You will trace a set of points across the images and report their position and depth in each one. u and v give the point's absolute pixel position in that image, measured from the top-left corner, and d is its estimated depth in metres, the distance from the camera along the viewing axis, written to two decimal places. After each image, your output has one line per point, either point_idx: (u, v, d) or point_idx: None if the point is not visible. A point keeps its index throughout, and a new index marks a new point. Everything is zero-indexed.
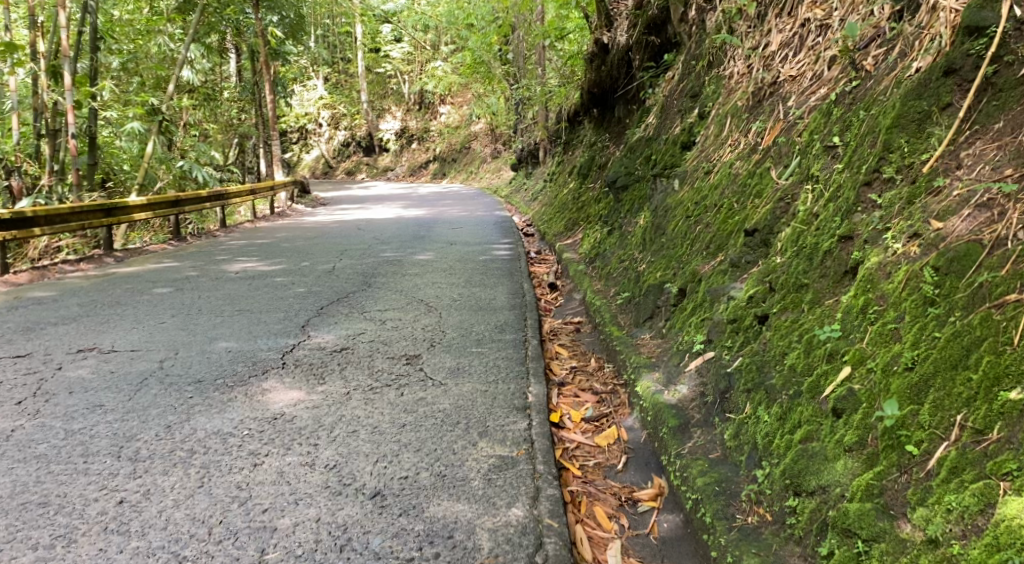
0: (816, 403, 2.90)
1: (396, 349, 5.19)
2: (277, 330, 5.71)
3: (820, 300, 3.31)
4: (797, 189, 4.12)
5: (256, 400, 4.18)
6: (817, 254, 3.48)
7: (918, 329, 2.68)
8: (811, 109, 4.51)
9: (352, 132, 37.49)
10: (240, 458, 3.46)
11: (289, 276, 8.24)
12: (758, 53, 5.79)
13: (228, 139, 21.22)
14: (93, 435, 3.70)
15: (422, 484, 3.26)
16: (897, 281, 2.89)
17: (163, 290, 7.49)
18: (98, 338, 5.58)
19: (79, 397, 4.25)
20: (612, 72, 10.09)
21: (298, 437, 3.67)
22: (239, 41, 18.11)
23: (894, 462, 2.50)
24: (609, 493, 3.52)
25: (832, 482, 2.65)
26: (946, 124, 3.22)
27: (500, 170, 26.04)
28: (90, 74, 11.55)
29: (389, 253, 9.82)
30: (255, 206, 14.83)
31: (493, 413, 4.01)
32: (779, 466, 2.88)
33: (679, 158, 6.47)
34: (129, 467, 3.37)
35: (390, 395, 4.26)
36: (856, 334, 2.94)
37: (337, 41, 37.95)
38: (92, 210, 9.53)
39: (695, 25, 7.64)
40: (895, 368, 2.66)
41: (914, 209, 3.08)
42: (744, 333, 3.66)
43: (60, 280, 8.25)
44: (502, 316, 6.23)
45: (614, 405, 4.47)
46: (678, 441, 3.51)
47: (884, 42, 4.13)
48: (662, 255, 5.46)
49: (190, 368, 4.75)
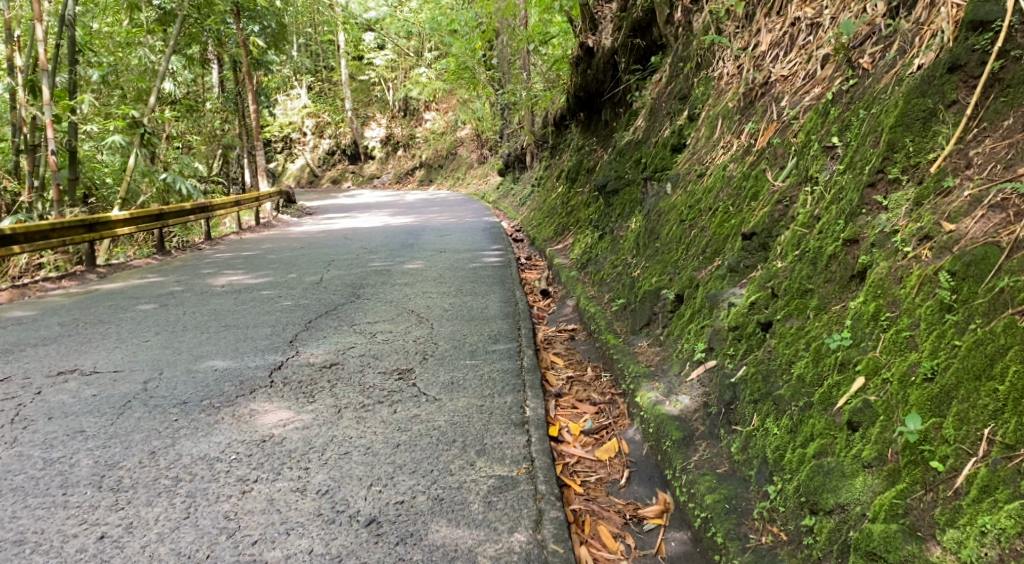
0: (829, 415, 2.79)
1: (388, 363, 5.05)
2: (264, 346, 5.56)
3: (827, 306, 3.20)
4: (794, 191, 4.02)
5: (245, 421, 4.03)
6: (821, 259, 3.37)
7: (936, 337, 2.57)
8: (806, 110, 4.41)
9: (337, 140, 37.31)
10: (228, 485, 3.31)
11: (277, 288, 8.07)
12: (748, 52, 5.69)
13: (211, 150, 21.05)
14: (73, 464, 3.54)
15: (420, 509, 3.12)
16: (909, 287, 2.79)
17: (147, 306, 7.33)
18: (79, 359, 5.42)
19: (58, 423, 4.09)
20: (598, 76, 9.99)
21: (288, 461, 3.53)
22: (220, 51, 17.91)
23: (918, 479, 2.39)
24: (613, 511, 3.39)
25: (851, 500, 2.54)
26: (953, 122, 3.12)
27: (487, 175, 25.98)
28: (69, 87, 11.30)
29: (377, 263, 9.67)
30: (239, 218, 14.59)
31: (490, 430, 3.87)
32: (792, 481, 2.77)
33: (670, 161, 6.36)
34: (111, 498, 3.22)
35: (383, 412, 4.12)
36: (868, 342, 2.83)
37: (320, 49, 37.68)
38: (73, 226, 9.32)
39: (681, 26, 7.55)
40: (914, 378, 2.56)
41: (923, 210, 2.97)
42: (747, 341, 3.55)
43: (41, 298, 8.06)
44: (495, 325, 6.10)
45: (613, 416, 4.34)
46: (683, 455, 3.39)
47: (881, 39, 4.03)
48: (656, 260, 5.34)
49: (175, 389, 4.59)
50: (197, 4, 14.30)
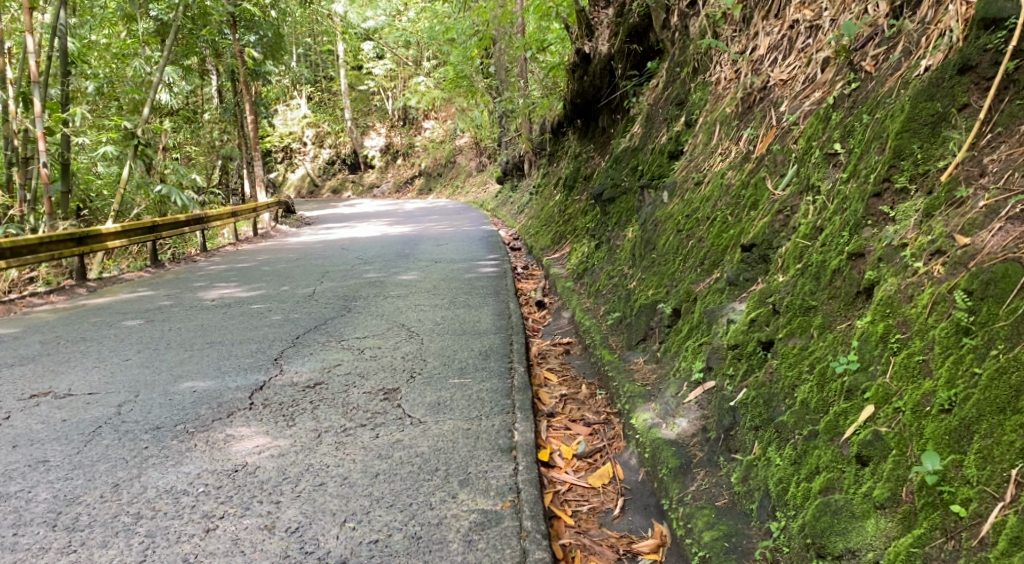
0: (836, 446, 2.59)
1: (373, 382, 4.82)
2: (247, 365, 5.35)
3: (831, 325, 2.98)
4: (795, 201, 3.80)
5: (218, 448, 3.82)
6: (824, 273, 3.15)
7: (952, 363, 2.36)
8: (806, 115, 4.20)
9: (337, 149, 37.16)
10: (192, 522, 3.11)
11: (267, 302, 7.87)
12: (746, 57, 5.49)
13: (209, 161, 20.89)
14: (31, 499, 3.35)
15: (395, 550, 2.92)
16: (921, 306, 2.58)
17: (133, 322, 7.13)
18: (54, 380, 5.21)
19: (22, 452, 3.89)
20: (595, 82, 9.81)
21: (259, 493, 3.32)
22: (217, 61, 17.69)
23: (937, 525, 2.18)
24: (606, 545, 3.17)
25: (862, 545, 2.34)
26: (965, 127, 2.90)
27: (486, 183, 25.88)
28: (62, 99, 11.09)
29: (372, 274, 9.47)
30: (236, 230, 14.34)
31: (475, 457, 3.65)
32: (797, 518, 2.56)
33: (666, 168, 6.15)
34: (64, 539, 3.03)
35: (365, 437, 3.90)
36: (877, 366, 2.62)
37: (319, 60, 37.55)
38: (63, 240, 9.12)
39: (677, 31, 7.34)
40: (929, 409, 2.35)
41: (933, 222, 2.76)
42: (747, 361, 3.32)
43: (27, 314, 7.87)
44: (487, 340, 5.88)
45: (606, 438, 4.11)
46: (680, 485, 3.17)
47: (883, 41, 3.82)
48: (653, 272, 5.12)
49: (149, 413, 4.37)
50: (192, 14, 14.11)
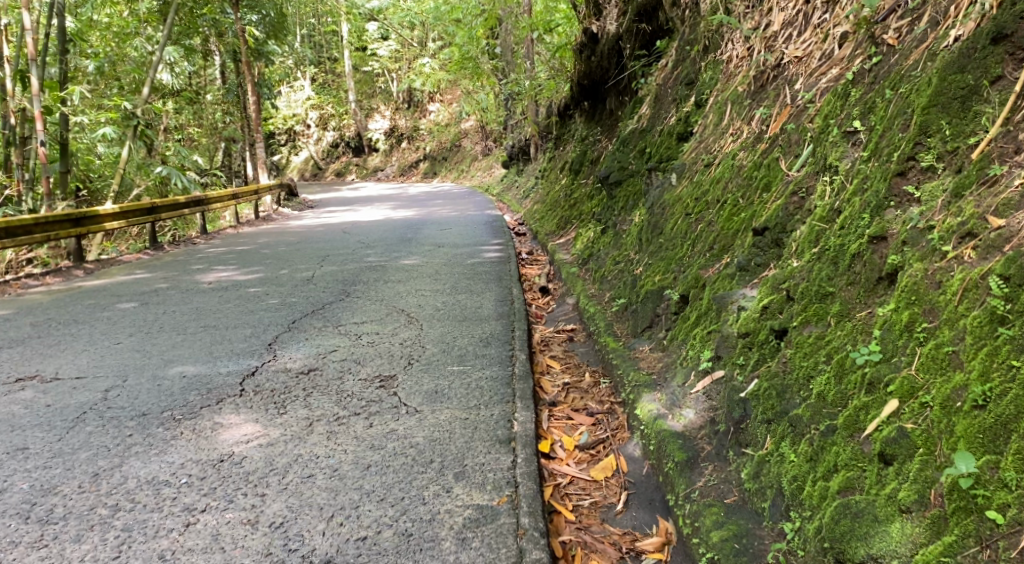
0: (856, 443, 2.42)
1: (369, 369, 4.65)
2: (241, 350, 5.18)
3: (850, 313, 2.79)
4: (811, 181, 3.61)
5: (204, 437, 3.65)
6: (843, 258, 2.96)
7: (986, 356, 2.19)
8: (822, 92, 3.99)
9: (341, 132, 36.80)
10: (171, 516, 2.96)
11: (265, 285, 7.70)
12: (759, 33, 5.26)
13: (212, 142, 20.65)
14: (5, 490, 3.20)
15: (384, 548, 2.77)
16: (950, 293, 2.40)
17: (126, 305, 6.96)
18: (42, 364, 5.04)
19: (2, 437, 3.74)
20: (603, 63, 9.54)
21: (244, 485, 3.16)
22: (220, 41, 17.39)
23: (971, 532, 2.01)
24: (607, 543, 3.00)
25: (885, 551, 2.17)
26: (997, 101, 2.71)
27: (491, 167, 25.62)
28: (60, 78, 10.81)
29: (373, 258, 9.28)
30: (238, 212, 14.11)
31: (472, 449, 3.48)
32: (813, 521, 2.40)
33: (676, 150, 5.95)
34: (36, 532, 2.89)
35: (358, 427, 3.73)
36: (901, 357, 2.45)
37: (324, 41, 37.13)
38: (58, 220, 8.90)
39: (688, 8, 7.10)
40: (960, 405, 2.19)
41: (963, 203, 2.58)
42: (759, 350, 3.14)
43: (21, 295, 7.71)
44: (488, 327, 5.70)
45: (609, 429, 3.94)
46: (686, 479, 3.01)
47: (907, 13, 3.60)
48: (660, 257, 4.93)
49: (136, 398, 4.21)
50: None
